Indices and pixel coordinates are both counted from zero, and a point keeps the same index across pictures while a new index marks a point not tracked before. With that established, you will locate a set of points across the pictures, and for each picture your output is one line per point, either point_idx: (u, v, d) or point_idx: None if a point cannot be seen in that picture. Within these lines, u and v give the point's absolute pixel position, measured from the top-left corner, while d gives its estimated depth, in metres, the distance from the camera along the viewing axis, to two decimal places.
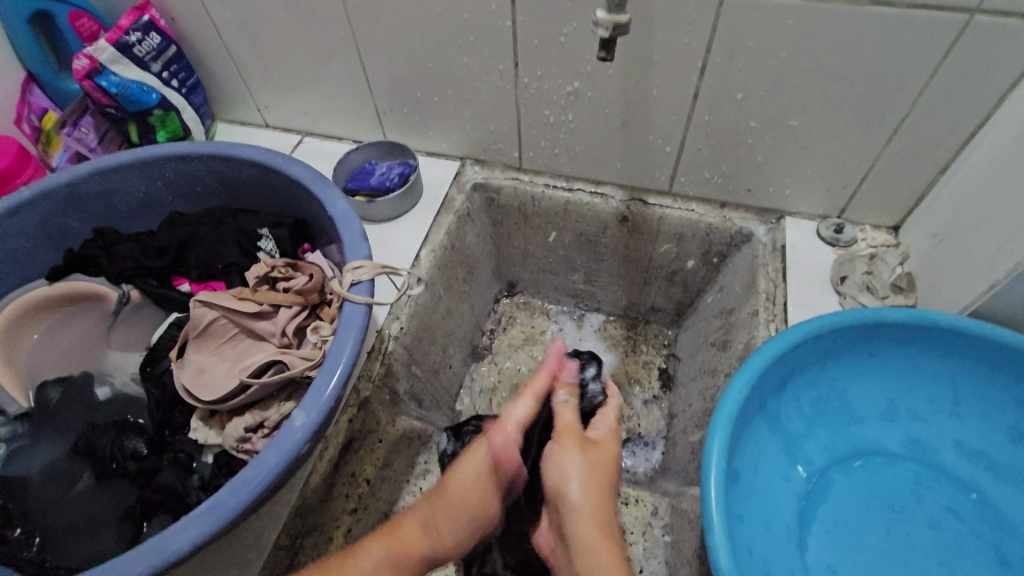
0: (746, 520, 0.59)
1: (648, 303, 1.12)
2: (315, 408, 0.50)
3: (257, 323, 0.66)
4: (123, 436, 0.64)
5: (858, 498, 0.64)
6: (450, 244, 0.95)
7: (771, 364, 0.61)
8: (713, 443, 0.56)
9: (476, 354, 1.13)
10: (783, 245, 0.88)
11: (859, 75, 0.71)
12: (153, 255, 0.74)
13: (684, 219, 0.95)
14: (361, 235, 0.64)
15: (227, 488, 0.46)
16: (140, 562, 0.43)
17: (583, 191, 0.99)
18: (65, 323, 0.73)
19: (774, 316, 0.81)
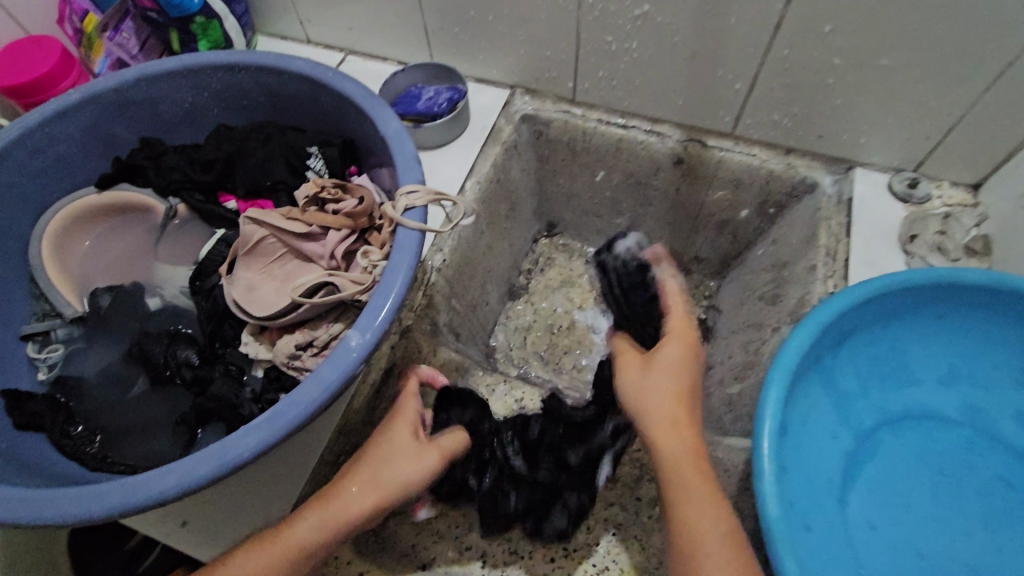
0: (792, 472, 0.58)
1: (693, 253, 1.09)
2: (372, 329, 0.50)
3: (305, 244, 0.65)
4: (175, 345, 0.64)
5: (904, 458, 0.63)
6: (496, 177, 0.92)
7: (835, 319, 0.58)
8: (770, 396, 0.54)
9: (512, 292, 1.12)
10: (850, 198, 0.83)
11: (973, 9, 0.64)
12: (200, 168, 0.73)
13: (745, 164, 0.90)
14: (414, 158, 0.61)
15: (286, 399, 0.47)
16: (204, 464, 0.44)
17: (638, 128, 0.94)
18: (114, 232, 0.74)
19: (833, 272, 0.77)
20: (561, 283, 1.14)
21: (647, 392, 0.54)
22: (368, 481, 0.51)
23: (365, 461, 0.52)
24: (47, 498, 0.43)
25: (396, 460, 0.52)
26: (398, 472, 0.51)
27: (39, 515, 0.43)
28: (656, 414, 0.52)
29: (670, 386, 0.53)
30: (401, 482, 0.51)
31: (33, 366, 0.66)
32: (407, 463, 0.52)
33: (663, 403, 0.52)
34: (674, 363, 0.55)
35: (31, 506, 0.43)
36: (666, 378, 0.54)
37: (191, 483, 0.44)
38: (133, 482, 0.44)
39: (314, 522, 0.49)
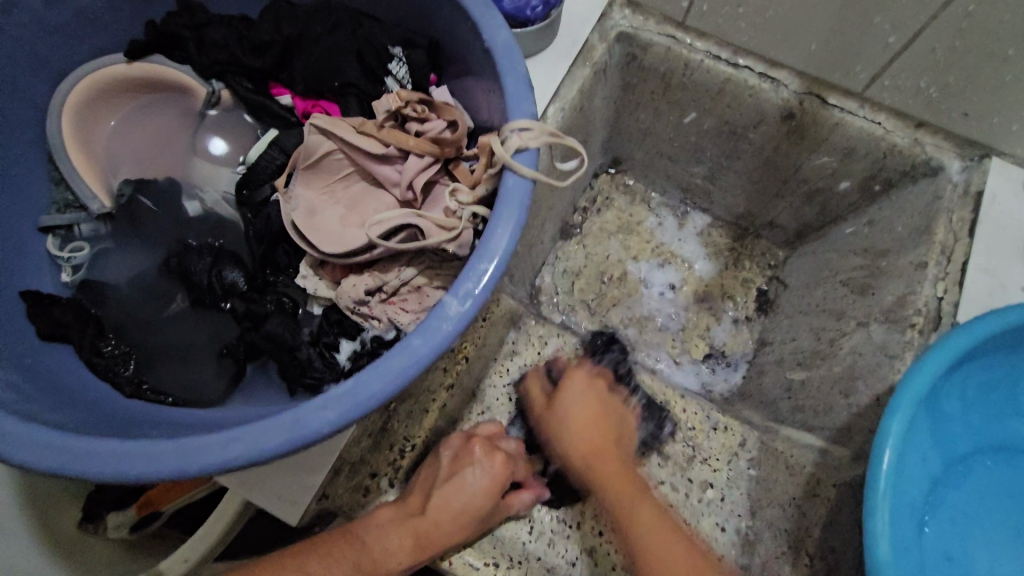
0: None
1: (768, 217, 0.99)
2: (472, 298, 0.42)
3: (379, 167, 0.55)
4: (219, 264, 0.57)
5: (984, 490, 0.61)
6: (579, 105, 0.79)
7: (972, 345, 0.53)
8: (893, 425, 0.49)
9: (564, 231, 1.02)
10: (979, 192, 0.73)
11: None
12: (252, 51, 0.60)
13: (864, 133, 0.77)
14: (527, 84, 0.50)
15: (368, 370, 0.40)
16: (275, 435, 0.39)
17: (750, 70, 0.79)
18: (143, 114, 0.63)
19: (946, 274, 0.69)
20: (618, 228, 1.05)
21: (577, 405, 0.70)
22: (443, 505, 0.57)
23: (440, 486, 0.58)
24: (96, 450, 0.38)
25: (470, 478, 0.60)
26: (468, 492, 0.59)
27: (89, 469, 0.38)
28: (577, 433, 0.68)
29: (590, 402, 0.71)
30: (473, 501, 0.59)
31: (54, 264, 0.58)
32: (481, 486, 0.60)
33: (580, 425, 0.68)
34: (591, 395, 0.71)
35: (76, 457, 0.38)
36: (586, 407, 0.70)
37: (261, 454, 0.39)
38: (193, 444, 0.39)
39: (404, 534, 0.55)
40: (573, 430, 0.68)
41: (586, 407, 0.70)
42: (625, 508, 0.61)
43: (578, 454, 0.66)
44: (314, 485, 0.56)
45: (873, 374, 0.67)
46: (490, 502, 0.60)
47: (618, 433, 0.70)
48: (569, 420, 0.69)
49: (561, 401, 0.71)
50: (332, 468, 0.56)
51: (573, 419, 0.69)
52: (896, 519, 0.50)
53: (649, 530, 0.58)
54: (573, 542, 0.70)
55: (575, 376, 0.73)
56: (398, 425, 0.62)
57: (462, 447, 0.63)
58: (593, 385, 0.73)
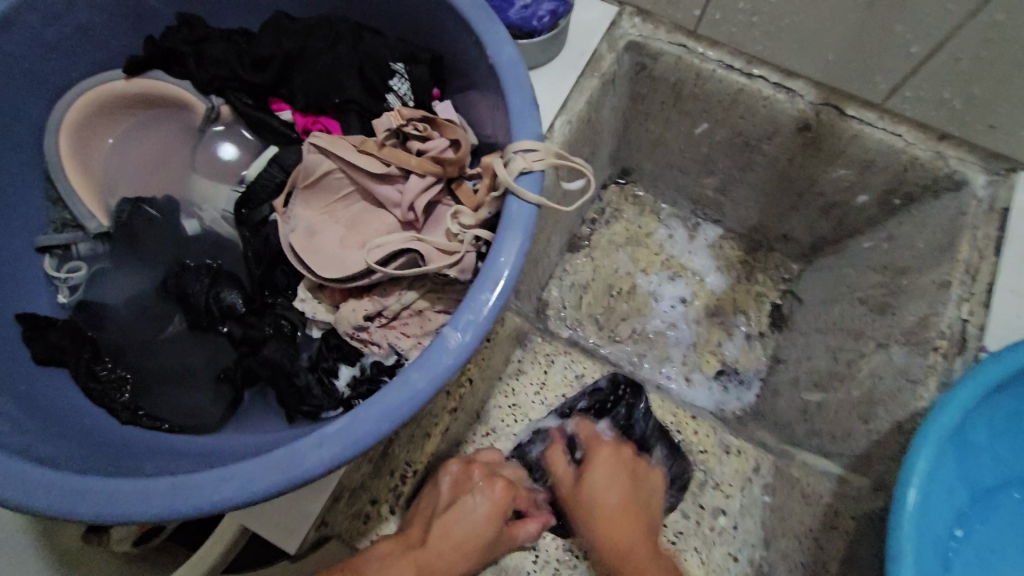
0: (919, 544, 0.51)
1: (781, 230, 0.97)
2: (473, 328, 0.41)
3: (379, 187, 0.53)
4: (217, 286, 0.55)
5: (1015, 525, 0.58)
6: (587, 117, 0.77)
7: (1000, 376, 0.50)
8: (919, 461, 0.47)
9: (572, 244, 1.00)
10: (1005, 208, 0.70)
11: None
12: (252, 67, 0.59)
13: (884, 145, 0.74)
14: (533, 103, 0.48)
15: (365, 404, 0.39)
16: (268, 474, 0.37)
17: (764, 80, 0.77)
18: (143, 130, 0.62)
19: (971, 294, 0.66)
20: (627, 241, 1.02)
21: (610, 488, 0.69)
22: (444, 534, 0.56)
23: (442, 513, 0.58)
24: (84, 489, 0.37)
25: (473, 506, 0.59)
26: (470, 519, 0.58)
27: (75, 509, 0.37)
28: (607, 511, 0.67)
29: (620, 485, 0.69)
30: (475, 527, 0.58)
31: (51, 284, 0.57)
32: (482, 513, 0.59)
33: (609, 509, 0.67)
34: (619, 472, 0.70)
35: (63, 497, 0.37)
36: (611, 477, 0.70)
37: (254, 494, 0.37)
38: (183, 483, 0.37)
39: (405, 568, 0.53)
40: (599, 506, 0.67)
41: (620, 494, 0.68)
42: (625, 560, 0.63)
43: (632, 547, 0.63)
44: (312, 512, 0.54)
45: (894, 399, 0.64)
46: (491, 529, 0.59)
47: (633, 512, 0.67)
48: (604, 501, 0.67)
49: (592, 478, 0.69)
50: (331, 493, 0.55)
51: (605, 498, 0.68)
52: (920, 560, 0.47)
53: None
54: (578, 570, 0.70)
55: (609, 447, 0.72)
56: (399, 450, 0.60)
57: (462, 473, 0.62)
58: (621, 453, 0.72)
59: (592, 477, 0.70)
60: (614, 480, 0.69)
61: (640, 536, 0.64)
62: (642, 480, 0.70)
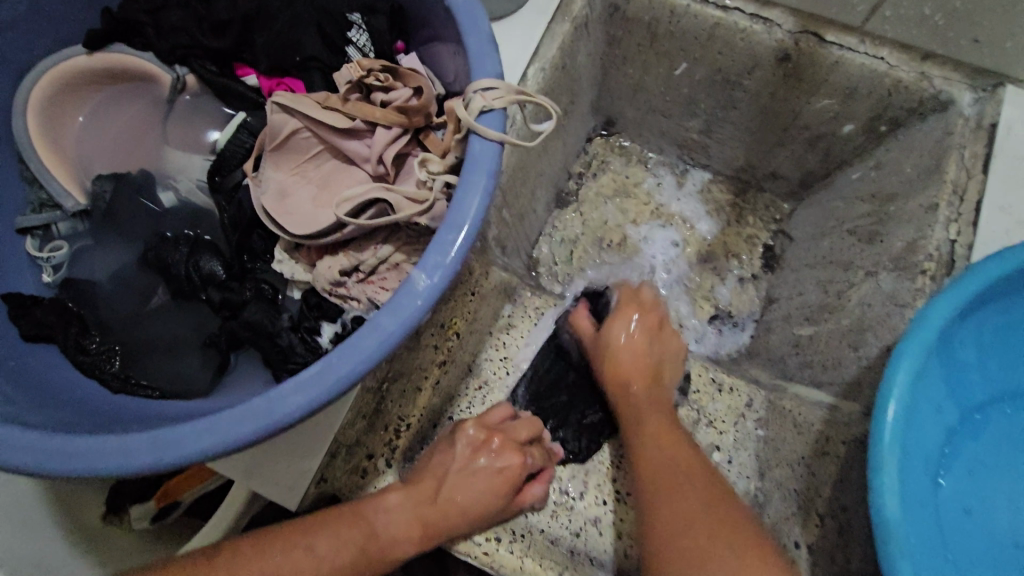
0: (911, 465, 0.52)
1: (770, 168, 0.95)
2: (441, 270, 0.41)
3: (346, 142, 0.53)
4: (196, 254, 0.56)
5: (1018, 439, 0.59)
6: (562, 64, 0.75)
7: (982, 286, 0.50)
8: (897, 379, 0.47)
9: (560, 199, 0.99)
10: (992, 124, 0.68)
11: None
12: (211, 32, 0.58)
13: (867, 70, 0.72)
14: (491, 41, 0.47)
15: (340, 350, 0.39)
16: (247, 423, 0.38)
17: (741, 12, 0.74)
18: (111, 106, 0.62)
19: (959, 215, 0.65)
20: (615, 192, 1.01)
21: (631, 345, 0.74)
22: (449, 496, 0.57)
23: (452, 475, 0.58)
24: (72, 447, 0.38)
25: (482, 470, 0.59)
26: (477, 482, 0.58)
27: (63, 467, 0.38)
28: (622, 352, 0.73)
29: (647, 367, 0.72)
30: (482, 495, 0.58)
31: (35, 265, 0.57)
32: (490, 481, 0.59)
33: (628, 363, 0.73)
34: (641, 333, 0.75)
35: (51, 456, 0.38)
36: (644, 338, 0.74)
37: (236, 443, 0.38)
38: (166, 436, 0.38)
39: (412, 522, 0.54)
40: (613, 367, 0.73)
41: (643, 350, 0.73)
42: (667, 481, 0.59)
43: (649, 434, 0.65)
44: (309, 469, 0.56)
45: (882, 324, 0.64)
46: (497, 500, 0.59)
47: (659, 367, 0.73)
48: (627, 354, 0.73)
49: (616, 324, 0.75)
50: (328, 450, 0.57)
51: (630, 351, 0.73)
52: (903, 474, 0.48)
53: (670, 522, 0.56)
54: (575, 511, 0.70)
55: (637, 308, 0.78)
56: (391, 406, 0.61)
57: (478, 439, 0.62)
58: (650, 312, 0.77)
59: (625, 333, 0.75)
60: (655, 341, 0.75)
61: (664, 420, 0.67)
62: (662, 338, 0.76)
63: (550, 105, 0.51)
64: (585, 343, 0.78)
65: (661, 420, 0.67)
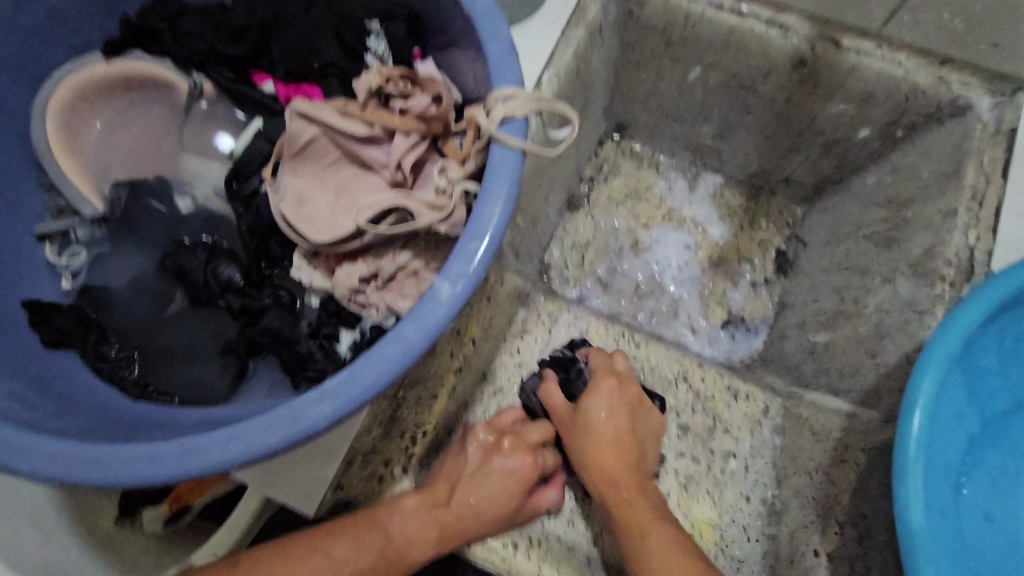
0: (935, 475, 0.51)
1: (783, 172, 0.95)
2: (464, 278, 0.40)
3: (365, 149, 0.53)
4: (215, 261, 0.56)
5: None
6: (576, 69, 0.74)
7: (1006, 295, 0.49)
8: (921, 389, 0.47)
9: (571, 204, 0.99)
10: (1012, 130, 0.67)
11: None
12: (229, 38, 0.59)
13: (883, 75, 0.72)
14: (512, 50, 0.47)
15: (363, 360, 0.39)
16: (270, 433, 0.38)
17: (756, 18, 0.74)
18: (128, 112, 0.63)
19: (977, 220, 0.65)
20: (627, 196, 1.01)
21: (608, 418, 0.67)
22: (468, 500, 0.57)
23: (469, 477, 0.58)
24: (97, 455, 0.38)
25: (497, 470, 0.60)
26: (493, 483, 0.59)
27: (87, 477, 0.38)
28: (597, 442, 0.67)
29: (608, 441, 0.67)
30: (498, 498, 0.58)
31: (53, 271, 0.58)
32: (505, 484, 0.59)
33: (608, 446, 0.66)
34: (622, 403, 0.69)
35: (75, 464, 0.38)
36: (610, 422, 0.67)
37: (260, 452, 0.38)
38: (190, 445, 0.38)
39: (431, 527, 0.54)
40: (594, 447, 0.67)
41: (614, 425, 0.67)
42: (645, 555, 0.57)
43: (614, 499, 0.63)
44: (325, 479, 0.55)
45: (901, 331, 0.64)
46: (512, 501, 0.59)
47: (642, 445, 0.69)
48: (605, 429, 0.67)
49: (591, 400, 0.69)
50: (345, 459, 0.56)
51: (595, 454, 0.67)
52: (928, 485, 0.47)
53: (657, 564, 0.56)
54: (591, 517, 0.70)
55: (608, 384, 0.69)
56: (407, 413, 0.61)
57: (492, 441, 0.62)
58: (621, 387, 0.69)
59: (602, 417, 0.67)
60: (622, 398, 0.69)
61: (626, 483, 0.65)
62: (638, 410, 0.70)
63: (569, 113, 0.51)
64: (558, 415, 0.71)
65: (642, 509, 0.62)
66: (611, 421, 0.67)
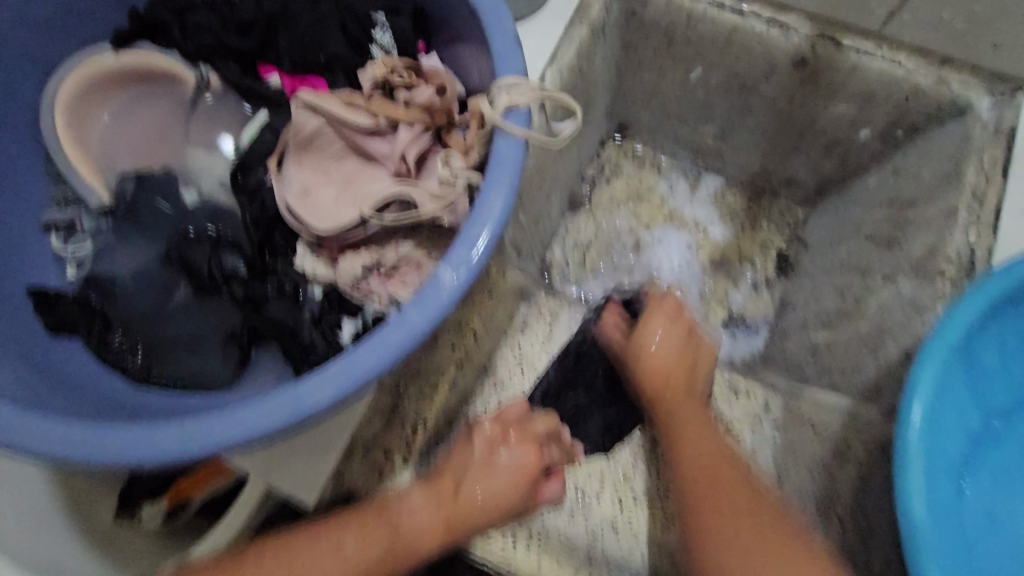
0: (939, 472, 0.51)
1: (785, 173, 0.95)
2: (466, 266, 0.41)
3: (370, 141, 0.53)
4: (219, 251, 0.56)
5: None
6: (579, 67, 0.75)
7: (1006, 290, 0.50)
8: (922, 381, 0.47)
9: (574, 203, 1.00)
10: (1012, 129, 0.68)
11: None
12: (236, 32, 0.59)
13: (884, 75, 0.72)
14: (517, 41, 0.48)
15: (366, 345, 0.39)
16: (274, 415, 0.38)
17: (757, 17, 0.75)
18: (136, 104, 0.63)
19: (978, 218, 0.65)
20: (629, 196, 1.01)
21: (665, 343, 0.70)
22: (472, 493, 0.56)
23: (473, 471, 0.58)
24: (99, 437, 0.38)
25: (502, 463, 0.59)
26: (497, 475, 0.58)
27: (89, 457, 0.38)
28: (662, 361, 0.68)
29: (677, 359, 0.68)
30: (501, 490, 0.57)
31: (60, 261, 0.59)
32: (510, 477, 0.58)
33: (660, 364, 0.68)
34: (674, 338, 0.70)
35: (76, 444, 0.38)
36: (675, 346, 0.70)
37: (263, 435, 0.38)
38: (193, 427, 0.38)
39: (435, 518, 0.54)
40: (648, 371, 0.68)
41: (679, 351, 0.69)
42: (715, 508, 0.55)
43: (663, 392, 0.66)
44: (326, 467, 0.55)
45: (902, 329, 0.64)
46: (519, 494, 0.58)
47: (693, 369, 0.69)
48: (660, 358, 0.68)
49: (649, 332, 0.70)
50: (344, 449, 0.56)
51: (664, 356, 0.68)
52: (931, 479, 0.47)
53: (753, 554, 0.52)
54: (592, 510, 0.69)
55: (662, 318, 0.72)
56: (408, 405, 0.61)
57: (497, 434, 0.61)
58: (679, 318, 0.72)
59: (660, 344, 0.69)
60: (673, 335, 0.71)
61: (692, 404, 0.65)
62: (697, 340, 0.72)
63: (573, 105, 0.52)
64: (614, 343, 0.74)
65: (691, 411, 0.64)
66: (675, 351, 0.69)
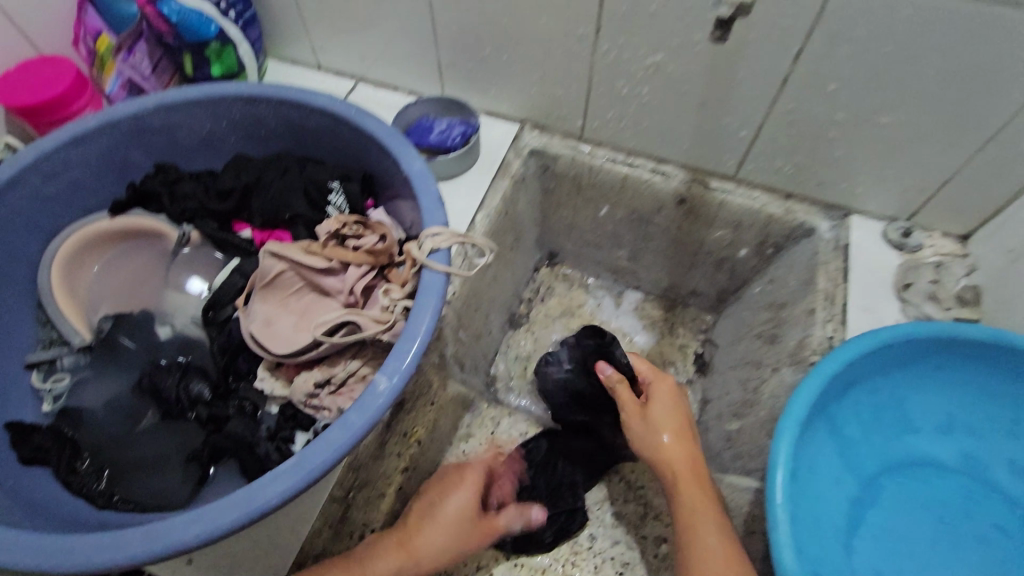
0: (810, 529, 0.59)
1: (689, 286, 1.11)
2: (398, 373, 0.50)
3: (325, 278, 0.65)
4: (187, 378, 0.64)
5: (948, 498, 0.66)
6: (504, 211, 0.91)
7: (844, 368, 0.60)
8: (781, 449, 0.56)
9: (513, 321, 1.12)
10: (846, 244, 0.85)
11: (986, 68, 0.64)
12: (217, 198, 0.73)
13: (745, 207, 0.91)
14: (439, 200, 0.62)
15: (312, 446, 0.47)
16: (231, 511, 0.44)
17: (642, 167, 0.95)
18: (123, 257, 0.74)
19: (833, 315, 0.79)
20: (561, 312, 1.15)
21: (669, 422, 0.67)
22: (423, 529, 0.64)
23: (423, 514, 0.66)
24: (70, 545, 0.43)
25: (446, 503, 0.68)
26: (443, 511, 0.67)
27: (59, 565, 0.43)
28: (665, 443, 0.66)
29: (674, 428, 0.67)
30: (448, 523, 0.66)
31: (38, 395, 0.65)
32: (453, 513, 0.67)
33: (672, 446, 0.66)
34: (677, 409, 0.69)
35: (50, 555, 0.43)
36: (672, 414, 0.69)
37: (220, 531, 0.44)
38: (156, 529, 0.44)
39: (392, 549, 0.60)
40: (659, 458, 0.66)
41: (681, 431, 0.67)
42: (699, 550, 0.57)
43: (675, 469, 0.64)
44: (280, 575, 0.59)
45: None
46: (463, 527, 0.67)
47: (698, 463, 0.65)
48: (671, 449, 0.65)
49: (655, 408, 0.69)
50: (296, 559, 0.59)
51: (675, 455, 0.65)
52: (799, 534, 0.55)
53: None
54: None
55: (668, 385, 0.71)
56: (356, 513, 0.66)
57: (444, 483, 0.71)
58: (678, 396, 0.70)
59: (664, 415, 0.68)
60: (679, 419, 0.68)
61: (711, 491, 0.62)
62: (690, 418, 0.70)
63: (483, 243, 0.66)
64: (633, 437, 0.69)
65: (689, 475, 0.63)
66: (677, 429, 0.67)
